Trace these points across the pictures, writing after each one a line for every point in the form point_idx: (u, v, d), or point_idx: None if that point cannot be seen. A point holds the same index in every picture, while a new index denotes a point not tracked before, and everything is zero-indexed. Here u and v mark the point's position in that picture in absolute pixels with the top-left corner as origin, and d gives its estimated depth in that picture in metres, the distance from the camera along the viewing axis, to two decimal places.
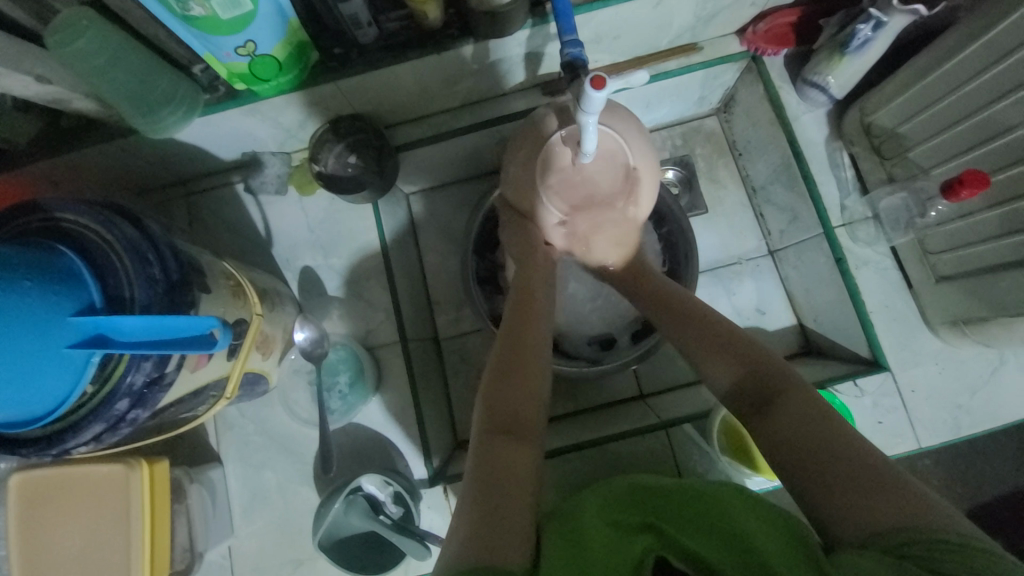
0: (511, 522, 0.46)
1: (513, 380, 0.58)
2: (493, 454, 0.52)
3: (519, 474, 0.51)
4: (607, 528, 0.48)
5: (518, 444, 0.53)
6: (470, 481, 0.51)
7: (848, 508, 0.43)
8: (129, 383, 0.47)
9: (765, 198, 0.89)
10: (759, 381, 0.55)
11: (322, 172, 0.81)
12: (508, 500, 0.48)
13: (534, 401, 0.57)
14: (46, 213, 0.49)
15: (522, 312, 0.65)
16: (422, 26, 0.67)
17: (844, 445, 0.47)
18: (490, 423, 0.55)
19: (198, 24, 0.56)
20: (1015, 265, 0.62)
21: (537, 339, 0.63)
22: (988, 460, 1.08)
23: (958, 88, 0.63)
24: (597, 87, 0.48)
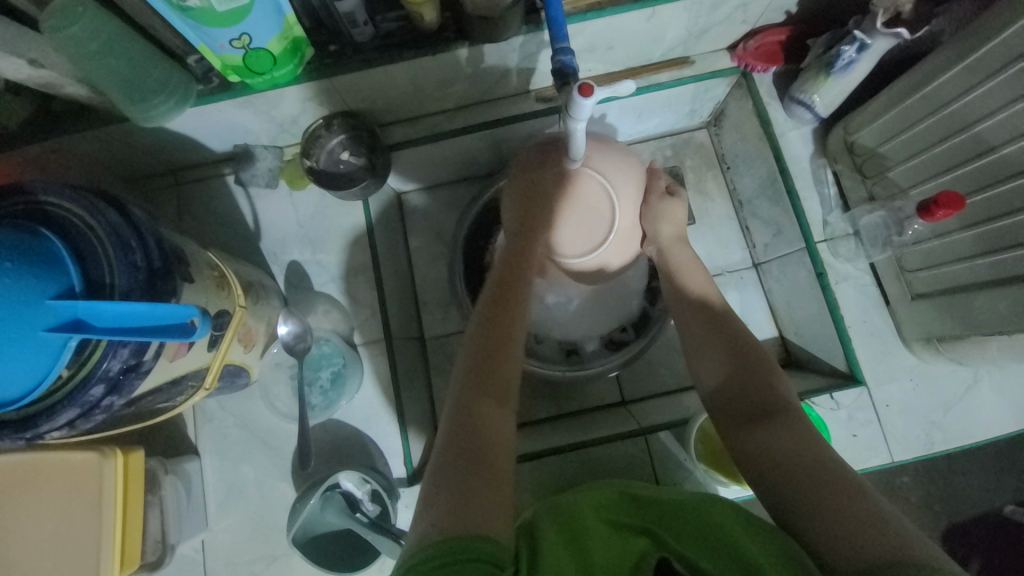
0: (490, 489, 0.45)
1: (498, 344, 0.57)
2: (475, 416, 0.51)
3: (499, 436, 0.50)
4: (605, 531, 0.47)
5: (499, 408, 0.53)
6: (445, 441, 0.50)
7: (830, 531, 0.43)
8: (105, 369, 0.47)
9: (750, 211, 0.91)
10: (746, 400, 0.57)
11: (313, 168, 0.81)
12: (489, 465, 0.47)
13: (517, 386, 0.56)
14: (30, 196, 0.49)
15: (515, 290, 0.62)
16: (419, 27, 0.68)
17: (826, 473, 0.47)
18: (473, 383, 0.54)
19: (193, 15, 0.57)
20: (988, 285, 0.63)
21: (525, 300, 0.61)
22: (961, 477, 1.10)
23: (936, 112, 0.65)
24: (586, 95, 0.49)
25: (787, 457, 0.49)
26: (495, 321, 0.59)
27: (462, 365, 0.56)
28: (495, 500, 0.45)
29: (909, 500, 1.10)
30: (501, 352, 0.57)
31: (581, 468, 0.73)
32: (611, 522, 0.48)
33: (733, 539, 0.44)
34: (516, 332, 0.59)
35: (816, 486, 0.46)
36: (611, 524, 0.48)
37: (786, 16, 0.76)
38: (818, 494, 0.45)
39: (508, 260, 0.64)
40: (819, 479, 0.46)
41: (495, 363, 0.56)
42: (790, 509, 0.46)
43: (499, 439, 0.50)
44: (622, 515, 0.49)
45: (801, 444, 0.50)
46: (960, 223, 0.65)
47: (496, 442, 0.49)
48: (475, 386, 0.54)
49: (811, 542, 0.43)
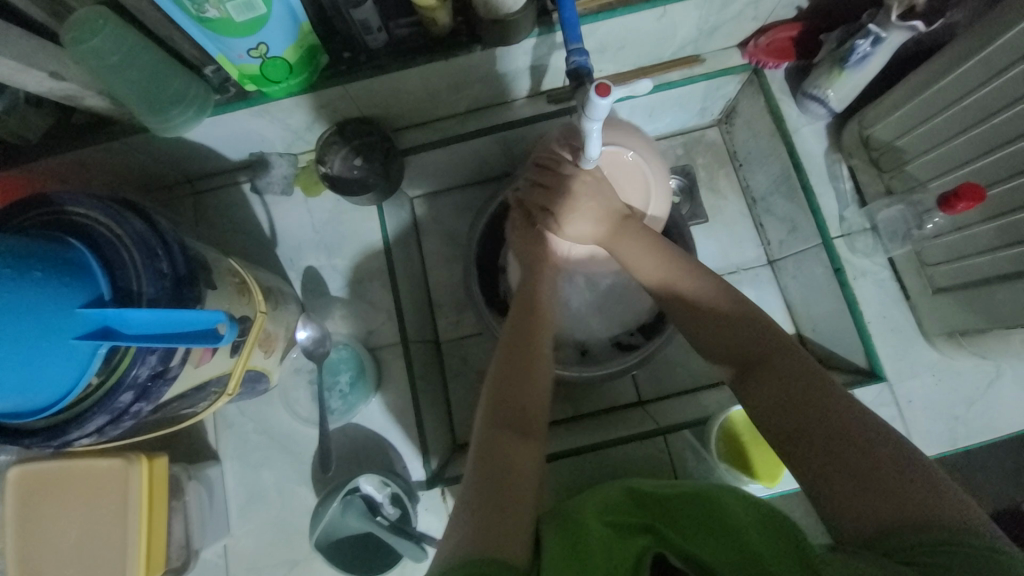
0: (515, 517, 0.46)
1: (519, 379, 0.57)
2: (499, 450, 0.51)
3: (522, 472, 0.50)
4: (607, 531, 0.47)
5: (521, 439, 0.53)
6: (472, 479, 0.50)
7: (856, 502, 0.43)
8: (134, 375, 0.47)
9: (764, 208, 0.90)
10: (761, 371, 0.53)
11: (328, 174, 0.82)
12: (511, 498, 0.48)
13: (539, 395, 0.57)
14: (57, 206, 0.49)
15: (526, 313, 0.63)
16: (431, 32, 0.69)
17: (846, 438, 0.46)
18: (495, 419, 0.54)
19: (212, 26, 0.58)
20: (1012, 277, 0.62)
21: (543, 341, 0.61)
22: (983, 474, 1.08)
23: (954, 103, 0.64)
24: (602, 95, 0.49)
25: (812, 425, 0.48)
26: (511, 345, 0.60)
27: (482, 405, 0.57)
28: (518, 527, 0.45)
29: None
30: (519, 387, 0.57)
31: (601, 469, 0.73)
32: (614, 523, 0.49)
33: (745, 537, 0.44)
34: (534, 366, 0.59)
35: (840, 455, 0.45)
36: (614, 525, 0.48)
37: (797, 12, 0.76)
38: (841, 465, 0.45)
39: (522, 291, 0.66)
40: (843, 449, 0.45)
41: (516, 399, 0.56)
42: (813, 476, 0.46)
43: (526, 477, 0.50)
44: (625, 515, 0.50)
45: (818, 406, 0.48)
46: (977, 216, 0.65)
47: (521, 479, 0.50)
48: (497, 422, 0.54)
49: (834, 512, 0.44)
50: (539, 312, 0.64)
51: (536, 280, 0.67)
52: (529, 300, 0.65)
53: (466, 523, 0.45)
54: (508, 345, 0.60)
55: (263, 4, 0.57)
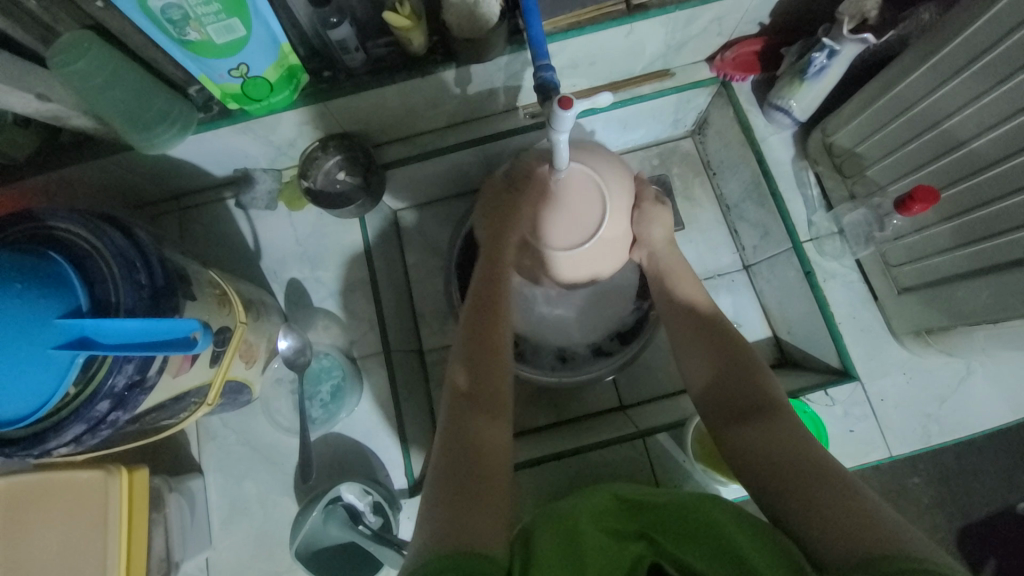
0: (486, 505, 0.47)
1: (480, 362, 0.60)
2: (465, 426, 0.55)
3: (491, 453, 0.53)
4: (603, 535, 0.47)
5: (489, 423, 0.56)
6: (441, 455, 0.53)
7: (818, 526, 0.43)
8: (110, 385, 0.48)
9: (738, 215, 0.93)
10: (726, 404, 0.58)
11: (311, 188, 0.83)
12: (483, 489, 0.49)
13: (502, 380, 0.60)
14: (40, 222, 0.51)
15: (494, 292, 0.67)
16: (408, 51, 0.71)
17: (804, 463, 0.48)
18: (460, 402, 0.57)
19: (194, 48, 0.61)
20: (968, 275, 0.65)
21: (504, 321, 0.65)
22: (970, 473, 1.09)
23: (907, 110, 0.67)
24: (565, 108, 0.52)
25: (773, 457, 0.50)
26: (475, 324, 0.64)
27: (452, 384, 0.59)
28: (490, 510, 0.47)
29: (921, 502, 1.08)
30: (487, 372, 0.60)
31: (581, 473, 0.74)
32: (613, 531, 0.48)
33: (725, 533, 0.44)
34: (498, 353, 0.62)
35: (799, 481, 0.47)
36: (610, 530, 0.48)
37: (760, 27, 0.79)
38: (802, 491, 0.46)
39: (482, 273, 0.69)
40: (797, 476, 0.47)
41: (485, 383, 0.59)
42: (782, 506, 0.47)
43: (491, 453, 0.53)
44: (619, 522, 0.50)
45: (786, 444, 0.51)
46: (930, 216, 0.68)
47: (488, 457, 0.52)
48: (465, 403, 0.57)
49: (803, 536, 0.43)
50: (501, 290, 0.67)
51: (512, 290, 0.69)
52: (494, 280, 0.68)
53: (441, 501, 0.48)
54: (473, 328, 0.63)
55: (243, 26, 0.60)
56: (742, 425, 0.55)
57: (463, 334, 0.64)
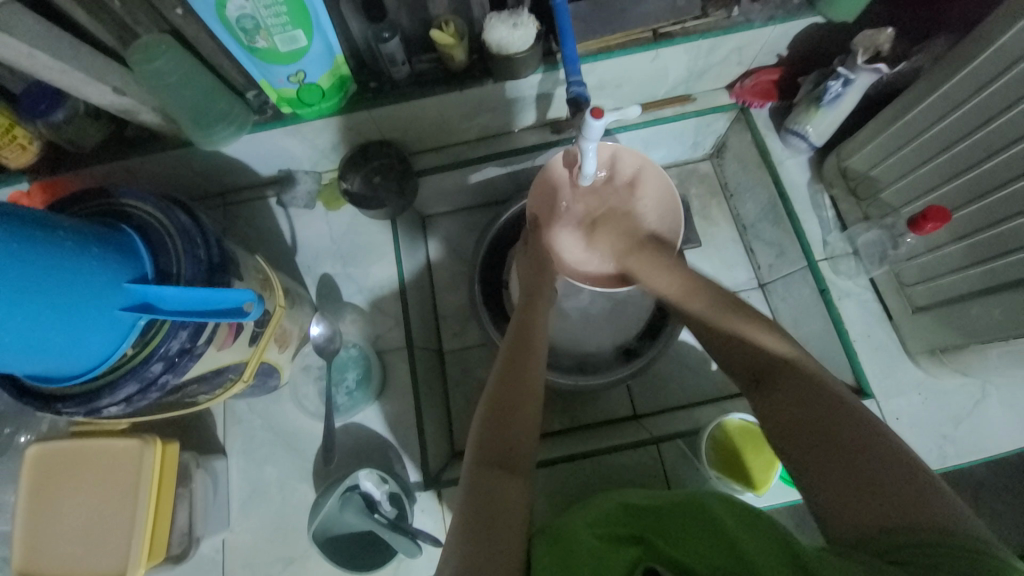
0: (502, 548, 0.48)
1: (512, 412, 0.60)
2: (488, 484, 0.53)
3: (514, 506, 0.52)
4: (597, 543, 0.48)
5: (510, 478, 0.54)
6: (461, 509, 0.52)
7: (849, 503, 0.44)
8: (164, 349, 0.52)
9: (754, 234, 0.96)
10: (750, 368, 0.59)
11: (349, 190, 0.89)
12: (497, 529, 0.49)
13: (531, 436, 0.59)
14: (115, 199, 0.56)
15: (523, 343, 0.68)
16: (449, 67, 0.77)
17: (836, 418, 0.49)
18: (483, 454, 0.56)
19: (260, 55, 0.68)
20: (984, 291, 0.66)
21: (535, 367, 0.65)
22: (996, 517, 1.06)
23: (917, 136, 0.70)
24: (596, 117, 0.58)
25: (792, 420, 0.51)
26: (503, 371, 0.64)
27: (473, 436, 0.59)
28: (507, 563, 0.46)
29: None
30: (513, 426, 0.59)
31: (594, 476, 0.76)
32: (607, 535, 0.49)
33: (733, 533, 0.44)
34: (524, 400, 0.61)
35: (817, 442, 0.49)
36: (606, 536, 0.49)
37: (778, 58, 0.84)
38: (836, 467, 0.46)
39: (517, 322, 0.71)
40: (823, 440, 0.48)
41: (508, 435, 0.58)
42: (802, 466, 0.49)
43: (511, 507, 0.52)
44: (617, 526, 0.50)
45: (812, 413, 0.50)
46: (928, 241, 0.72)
47: (509, 508, 0.52)
48: (486, 457, 0.56)
49: (828, 512, 0.45)
50: (533, 339, 0.68)
51: (541, 312, 0.72)
52: (528, 329, 0.70)
53: (458, 543, 0.48)
54: (500, 378, 0.64)
55: (304, 37, 0.66)
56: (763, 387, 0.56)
57: (491, 383, 0.64)
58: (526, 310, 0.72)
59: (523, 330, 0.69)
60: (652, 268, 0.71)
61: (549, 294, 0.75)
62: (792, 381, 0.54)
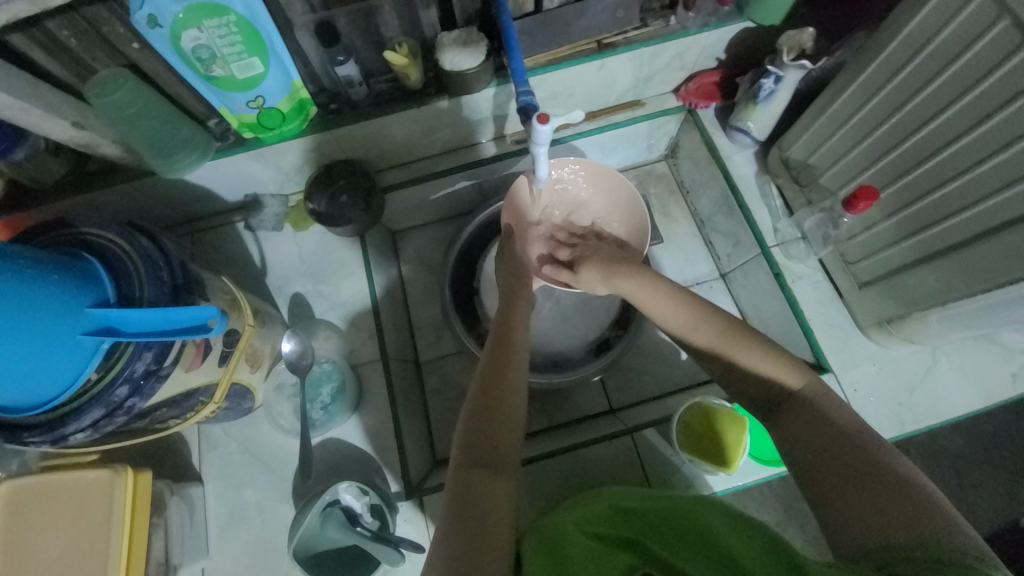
0: (484, 552, 0.48)
1: (493, 417, 0.60)
2: (471, 486, 0.54)
3: (496, 510, 0.52)
4: (588, 540, 0.51)
5: (491, 479, 0.55)
6: (445, 516, 0.52)
7: (856, 522, 0.45)
8: (130, 371, 0.53)
9: (711, 227, 1.00)
10: (760, 393, 0.58)
11: (316, 210, 0.90)
12: (481, 532, 0.50)
13: (512, 438, 0.59)
14: (75, 228, 0.57)
15: (502, 345, 0.69)
16: (405, 85, 0.81)
17: (841, 439, 0.49)
18: (466, 457, 0.57)
19: (218, 83, 0.70)
20: (919, 261, 0.71)
21: (516, 371, 0.65)
22: (971, 489, 1.10)
23: (844, 124, 0.75)
24: (543, 122, 0.61)
25: (806, 444, 0.51)
26: (486, 375, 0.65)
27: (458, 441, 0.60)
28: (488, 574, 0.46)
29: None
30: (494, 427, 0.59)
31: (575, 471, 0.77)
32: (597, 536, 0.52)
33: (722, 538, 0.46)
34: (505, 401, 0.62)
35: (829, 464, 0.49)
36: (597, 537, 0.52)
37: (717, 62, 0.90)
38: (837, 481, 0.47)
39: (499, 319, 0.73)
40: (833, 462, 0.48)
41: (490, 437, 0.58)
42: (811, 485, 0.49)
43: (496, 507, 0.53)
44: (607, 529, 0.53)
45: (827, 437, 0.50)
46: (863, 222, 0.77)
47: (492, 513, 0.52)
48: (469, 463, 0.56)
49: (836, 530, 0.46)
50: (512, 342, 0.69)
51: (519, 309, 0.74)
52: (506, 329, 0.71)
53: (443, 544, 0.49)
54: (481, 385, 0.64)
55: (261, 63, 0.69)
56: (775, 416, 0.56)
57: (476, 388, 0.64)
58: (506, 307, 0.75)
59: (503, 332, 0.70)
60: (670, 299, 0.66)
61: (516, 294, 0.77)
62: (798, 406, 0.54)
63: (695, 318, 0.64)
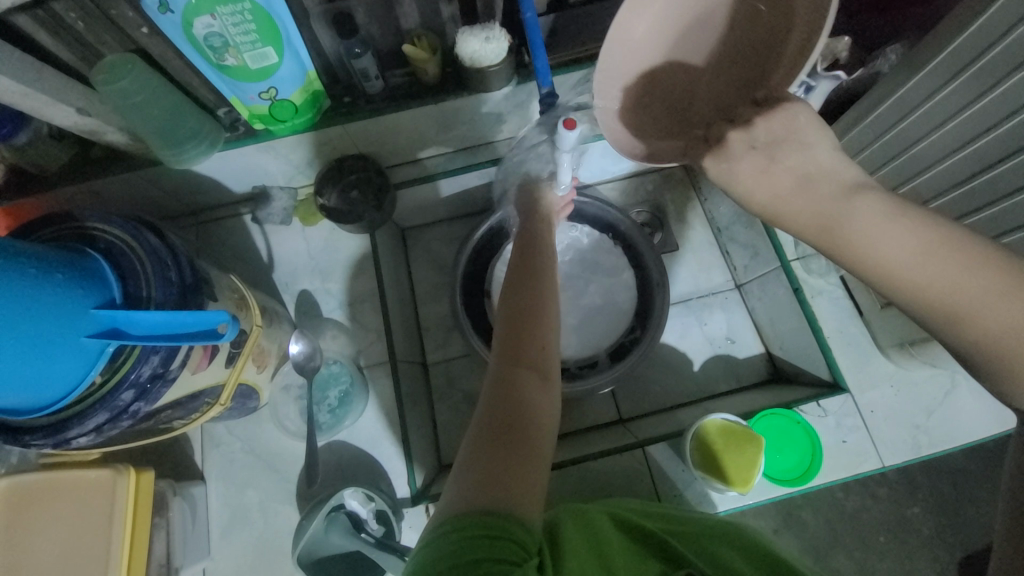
0: (525, 475, 0.44)
1: (531, 319, 0.58)
2: (515, 385, 0.51)
3: (545, 415, 0.51)
4: (627, 537, 0.50)
5: (540, 382, 0.53)
6: (483, 415, 0.49)
7: None
8: (135, 375, 0.51)
9: (728, 237, 0.97)
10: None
11: (325, 205, 0.88)
12: (527, 446, 0.47)
13: (548, 337, 0.57)
14: (80, 222, 0.55)
15: (525, 255, 0.67)
16: (423, 80, 0.78)
17: None
18: (508, 355, 0.55)
19: (231, 72, 0.67)
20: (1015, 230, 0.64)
21: (546, 275, 0.64)
22: None
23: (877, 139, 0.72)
24: (570, 127, 0.59)
25: None
26: (513, 278, 0.64)
27: (500, 338, 0.58)
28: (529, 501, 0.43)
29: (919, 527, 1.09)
30: (535, 328, 0.57)
31: (584, 483, 0.75)
32: (635, 529, 0.51)
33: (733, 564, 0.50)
34: (544, 304, 0.60)
35: None
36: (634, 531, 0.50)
37: None
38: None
39: (523, 235, 0.72)
40: None
41: (533, 338, 0.56)
42: None
43: (539, 414, 0.50)
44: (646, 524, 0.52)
45: None
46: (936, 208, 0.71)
47: (535, 416, 0.50)
48: (509, 362, 0.54)
49: None
50: (540, 253, 0.68)
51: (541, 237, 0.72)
52: (528, 242, 0.70)
53: (472, 467, 0.44)
54: (507, 290, 0.62)
55: (275, 54, 0.66)
56: None
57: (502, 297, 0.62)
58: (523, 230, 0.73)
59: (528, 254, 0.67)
60: (936, 251, 0.42)
61: None
62: None
63: (1001, 288, 0.39)
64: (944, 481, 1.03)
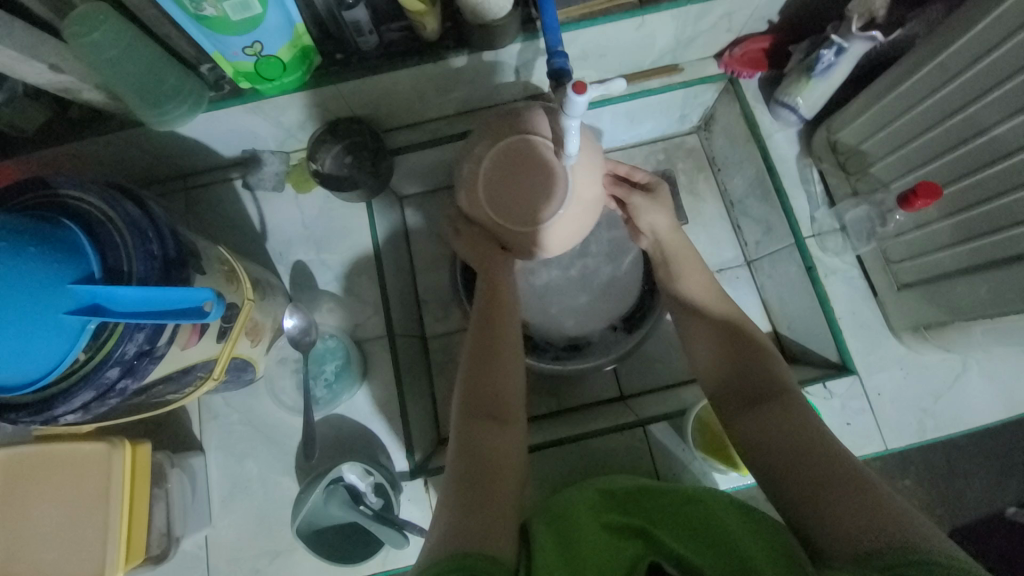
0: (495, 519, 0.47)
1: (490, 369, 0.61)
2: (476, 435, 0.55)
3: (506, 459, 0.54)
4: (601, 530, 0.50)
5: (498, 429, 0.57)
6: (454, 463, 0.53)
7: (835, 530, 0.43)
8: (120, 353, 0.49)
9: (741, 210, 0.93)
10: (744, 392, 0.58)
11: (319, 171, 0.84)
12: (494, 493, 0.50)
13: (511, 384, 0.61)
14: (53, 190, 0.51)
15: (492, 301, 0.68)
16: (421, 37, 0.71)
17: (830, 462, 0.47)
18: (472, 408, 0.58)
19: (209, 24, 0.60)
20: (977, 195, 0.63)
21: (509, 325, 0.67)
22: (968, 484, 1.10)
23: (911, 109, 0.67)
24: (578, 92, 0.50)
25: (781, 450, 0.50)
26: (480, 330, 0.66)
27: (459, 392, 0.61)
28: (494, 526, 0.46)
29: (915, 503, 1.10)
30: (492, 372, 0.61)
31: (584, 461, 0.75)
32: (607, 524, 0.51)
33: (733, 535, 0.45)
34: (509, 358, 0.63)
35: (811, 472, 0.47)
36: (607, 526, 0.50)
37: (769, 25, 0.80)
38: (803, 482, 0.47)
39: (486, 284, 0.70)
40: (820, 480, 0.47)
41: (491, 384, 0.60)
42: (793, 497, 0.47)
43: (501, 462, 0.53)
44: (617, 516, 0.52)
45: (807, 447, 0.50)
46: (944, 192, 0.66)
47: (501, 462, 0.53)
48: (471, 414, 0.58)
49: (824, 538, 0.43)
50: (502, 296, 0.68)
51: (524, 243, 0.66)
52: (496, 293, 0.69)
53: (448, 513, 0.47)
54: (474, 343, 0.65)
55: (258, 4, 0.59)
56: (754, 410, 0.55)
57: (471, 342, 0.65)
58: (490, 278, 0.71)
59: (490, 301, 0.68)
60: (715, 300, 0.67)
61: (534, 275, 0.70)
62: (782, 411, 0.54)
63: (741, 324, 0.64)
64: (937, 455, 1.04)
